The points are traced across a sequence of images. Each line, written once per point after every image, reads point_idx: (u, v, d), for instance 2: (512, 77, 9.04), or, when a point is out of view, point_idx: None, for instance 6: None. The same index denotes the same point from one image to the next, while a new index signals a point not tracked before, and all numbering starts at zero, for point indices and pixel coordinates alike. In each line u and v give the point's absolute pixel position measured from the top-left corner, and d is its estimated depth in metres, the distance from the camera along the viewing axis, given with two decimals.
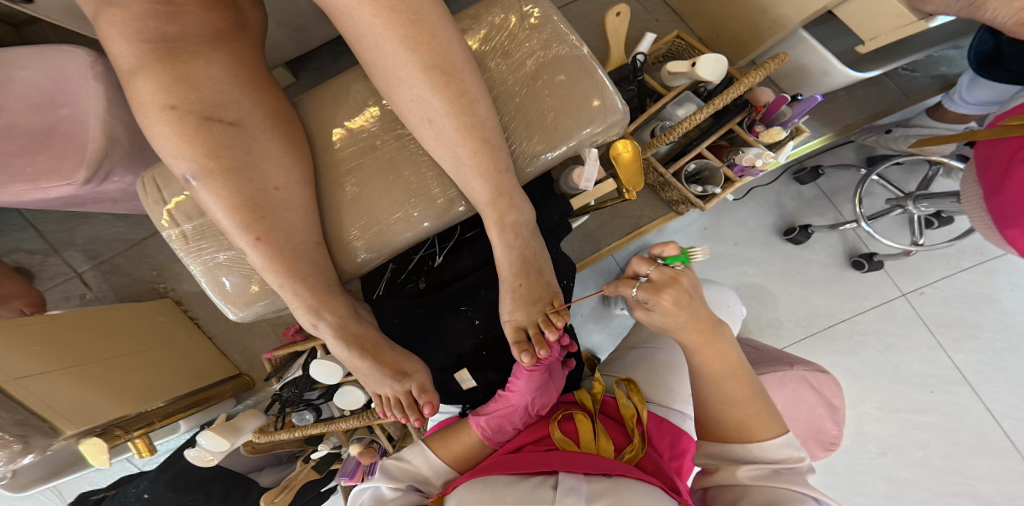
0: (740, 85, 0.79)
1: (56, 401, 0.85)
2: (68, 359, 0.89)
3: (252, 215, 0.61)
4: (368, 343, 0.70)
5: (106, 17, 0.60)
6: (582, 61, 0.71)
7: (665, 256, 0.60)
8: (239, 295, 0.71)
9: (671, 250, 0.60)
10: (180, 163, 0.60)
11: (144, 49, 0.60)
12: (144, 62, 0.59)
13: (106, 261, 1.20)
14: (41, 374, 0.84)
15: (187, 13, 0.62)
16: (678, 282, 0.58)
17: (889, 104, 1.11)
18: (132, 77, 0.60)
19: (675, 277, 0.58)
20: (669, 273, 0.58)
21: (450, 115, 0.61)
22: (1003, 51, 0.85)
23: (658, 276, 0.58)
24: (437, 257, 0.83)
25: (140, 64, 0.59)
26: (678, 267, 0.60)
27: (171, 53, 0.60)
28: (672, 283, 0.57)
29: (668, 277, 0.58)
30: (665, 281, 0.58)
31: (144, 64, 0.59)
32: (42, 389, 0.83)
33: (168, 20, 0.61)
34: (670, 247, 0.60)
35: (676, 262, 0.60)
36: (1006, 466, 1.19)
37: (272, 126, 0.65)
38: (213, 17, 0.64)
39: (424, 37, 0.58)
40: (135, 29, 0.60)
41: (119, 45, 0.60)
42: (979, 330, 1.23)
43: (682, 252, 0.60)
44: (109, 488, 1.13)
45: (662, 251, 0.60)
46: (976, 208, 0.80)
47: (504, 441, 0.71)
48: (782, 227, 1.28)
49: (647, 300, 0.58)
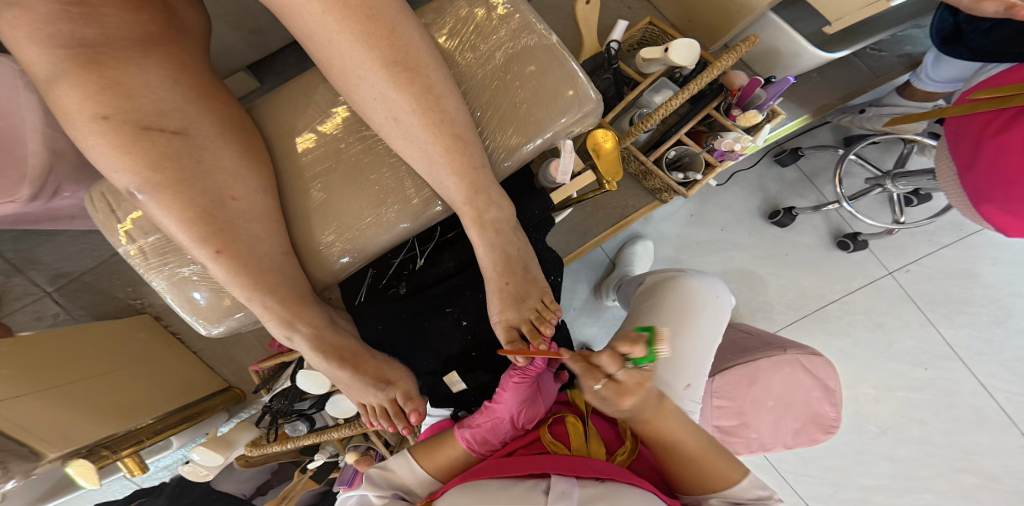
0: (714, 68, 0.78)
1: (34, 424, 0.82)
2: (39, 383, 0.86)
3: (209, 227, 0.59)
4: (346, 352, 0.68)
5: (10, 20, 0.56)
6: (551, 51, 0.68)
7: (632, 357, 0.54)
8: (211, 310, 0.69)
9: (638, 352, 0.53)
10: (122, 177, 0.57)
11: (61, 55, 0.56)
12: (66, 69, 0.56)
13: (75, 279, 1.16)
14: (15, 397, 0.81)
15: (107, 15, 0.58)
16: (643, 387, 0.55)
17: (860, 83, 1.08)
18: (54, 86, 0.56)
19: (641, 383, 0.54)
20: (637, 379, 0.54)
21: (416, 112, 0.59)
22: (962, 29, 0.82)
23: (626, 379, 0.54)
24: (418, 260, 0.81)
25: (60, 71, 0.56)
26: (644, 368, 0.54)
27: (95, 59, 0.57)
28: (636, 391, 0.54)
29: (636, 383, 0.54)
30: (631, 386, 0.54)
31: (66, 71, 0.56)
32: (16, 413, 0.80)
33: (89, 22, 0.57)
34: (636, 348, 0.53)
35: (643, 363, 0.54)
36: (1004, 439, 1.20)
37: (223, 134, 0.62)
38: (141, 19, 0.60)
39: (383, 33, 0.56)
40: (47, 33, 0.56)
41: (30, 51, 0.56)
42: (967, 305, 1.24)
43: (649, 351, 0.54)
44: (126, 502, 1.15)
45: (629, 351, 0.54)
46: (951, 185, 0.79)
47: (491, 453, 0.69)
48: (766, 210, 1.27)
49: (609, 398, 0.55)
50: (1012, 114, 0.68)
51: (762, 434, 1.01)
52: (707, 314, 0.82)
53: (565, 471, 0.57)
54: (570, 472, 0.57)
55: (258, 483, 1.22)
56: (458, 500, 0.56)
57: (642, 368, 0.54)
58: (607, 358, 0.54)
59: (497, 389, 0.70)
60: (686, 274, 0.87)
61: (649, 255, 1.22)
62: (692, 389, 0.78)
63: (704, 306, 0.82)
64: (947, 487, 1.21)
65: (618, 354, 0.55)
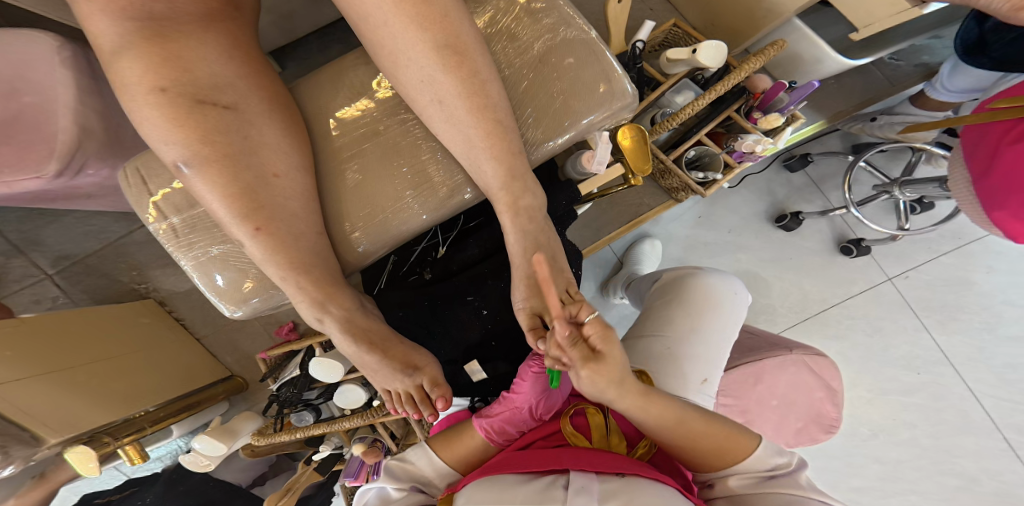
0: (740, 71, 0.80)
1: (38, 409, 0.80)
2: (43, 366, 0.84)
3: (251, 204, 0.59)
4: (376, 336, 0.68)
5: None
6: (590, 45, 0.69)
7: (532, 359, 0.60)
8: (233, 292, 0.68)
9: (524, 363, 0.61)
10: (170, 150, 0.57)
11: (130, 27, 0.56)
12: (128, 41, 0.56)
13: (80, 262, 1.14)
14: (17, 380, 0.78)
15: None
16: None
17: (874, 92, 1.12)
18: (115, 59, 0.56)
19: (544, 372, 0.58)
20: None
21: (463, 96, 0.59)
22: (986, 38, 0.85)
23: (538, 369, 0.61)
24: (440, 247, 0.81)
25: (124, 43, 0.56)
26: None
27: (158, 32, 0.57)
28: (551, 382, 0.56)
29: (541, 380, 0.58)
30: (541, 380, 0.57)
31: (131, 43, 0.56)
32: (20, 396, 0.78)
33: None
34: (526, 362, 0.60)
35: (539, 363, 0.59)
36: (988, 444, 1.24)
37: (270, 111, 0.62)
38: None
39: (435, 16, 0.57)
40: (115, 5, 0.56)
41: (98, 23, 0.57)
42: (960, 312, 1.28)
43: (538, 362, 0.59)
44: (115, 492, 1.13)
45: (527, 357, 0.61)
46: (963, 192, 0.83)
47: (509, 442, 0.69)
48: (773, 214, 1.30)
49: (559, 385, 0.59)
50: None
51: (765, 433, 1.03)
52: (724, 312, 0.83)
53: (585, 466, 0.57)
54: (590, 468, 0.57)
55: (254, 473, 1.20)
56: (476, 496, 0.56)
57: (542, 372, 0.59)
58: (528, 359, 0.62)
59: (515, 379, 0.72)
60: (701, 272, 0.88)
61: (657, 253, 1.24)
62: (707, 384, 0.77)
63: (721, 304, 0.83)
64: (932, 489, 1.24)
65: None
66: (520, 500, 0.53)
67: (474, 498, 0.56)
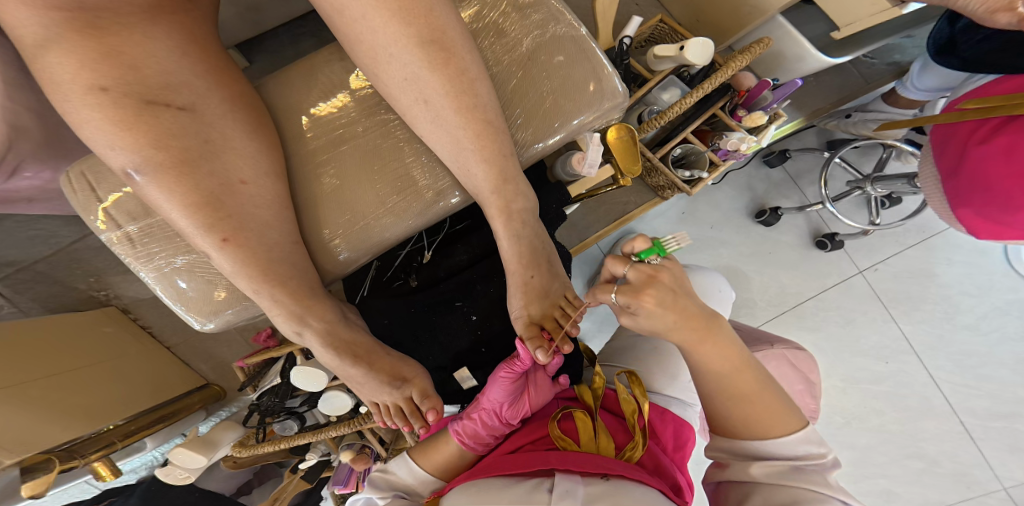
0: (728, 69, 0.79)
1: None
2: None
3: (214, 213, 0.55)
4: (357, 347, 0.65)
5: None
6: (579, 43, 0.67)
7: (637, 252, 0.53)
8: (202, 303, 0.64)
9: (640, 243, 0.53)
10: (119, 156, 0.53)
11: (57, 18, 0.51)
12: (61, 34, 0.51)
13: (25, 269, 1.06)
14: None
15: None
16: (658, 281, 0.50)
17: (851, 89, 1.14)
18: (45, 53, 0.51)
19: (654, 275, 0.50)
20: (646, 269, 0.51)
21: (447, 95, 0.57)
22: (957, 39, 0.87)
23: (636, 274, 0.51)
24: (426, 252, 0.77)
25: (55, 36, 0.51)
26: (654, 260, 0.53)
27: (95, 24, 0.52)
28: (652, 283, 0.50)
29: (646, 274, 0.51)
30: (644, 281, 0.50)
31: (61, 36, 0.51)
32: None
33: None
34: (636, 241, 0.53)
35: (651, 255, 0.53)
36: (947, 428, 1.29)
37: (233, 111, 0.58)
38: None
39: (419, 11, 0.54)
40: None
41: (21, 13, 0.51)
42: (925, 302, 1.32)
43: (654, 243, 0.53)
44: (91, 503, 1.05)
45: (633, 245, 0.54)
46: (936, 190, 0.85)
47: (483, 446, 0.67)
48: (753, 209, 1.32)
49: (629, 303, 0.50)
50: (999, 122, 0.73)
51: None
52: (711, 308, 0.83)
53: (570, 468, 0.55)
54: (576, 469, 0.55)
55: (240, 482, 1.16)
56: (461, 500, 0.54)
57: (651, 261, 0.53)
58: (609, 260, 0.53)
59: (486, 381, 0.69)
60: (689, 269, 0.88)
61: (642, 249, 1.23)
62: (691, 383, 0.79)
63: (706, 301, 0.82)
64: (899, 473, 1.29)
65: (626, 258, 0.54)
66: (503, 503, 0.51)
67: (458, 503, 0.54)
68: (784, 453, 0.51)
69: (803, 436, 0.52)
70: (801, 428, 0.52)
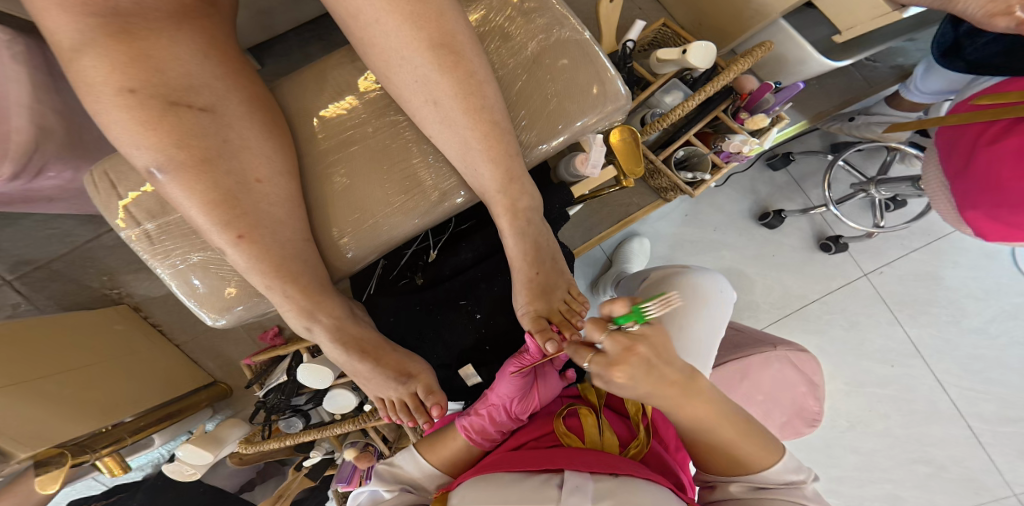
0: (729, 72, 0.81)
1: (13, 419, 0.75)
2: (19, 375, 0.80)
3: (232, 211, 0.57)
4: (366, 344, 0.66)
5: None
6: (584, 47, 0.69)
7: (615, 317, 0.51)
8: (215, 299, 0.66)
9: (620, 309, 0.50)
10: (142, 155, 0.54)
11: (91, 23, 0.53)
12: (89, 38, 0.53)
13: (43, 267, 1.08)
14: None
15: None
16: (635, 354, 0.49)
17: (855, 93, 1.15)
18: (79, 56, 0.53)
19: (628, 349, 0.49)
20: (621, 343, 0.49)
21: (457, 98, 0.58)
22: (961, 42, 0.87)
23: (611, 348, 0.50)
24: (431, 251, 0.80)
25: (84, 39, 0.53)
26: (631, 327, 0.51)
27: (123, 28, 0.54)
28: (626, 360, 0.49)
29: (622, 349, 0.49)
30: (619, 356, 0.49)
31: (94, 40, 0.53)
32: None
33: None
34: (617, 307, 0.51)
35: (629, 321, 0.51)
36: (954, 432, 1.29)
37: (250, 112, 0.60)
38: None
39: (430, 15, 0.55)
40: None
41: (54, 17, 0.53)
42: (930, 306, 1.32)
43: (634, 308, 0.50)
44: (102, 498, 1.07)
45: (611, 310, 0.51)
46: (941, 193, 0.85)
47: (490, 441, 0.68)
48: (756, 212, 1.32)
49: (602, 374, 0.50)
50: (1003, 126, 0.74)
51: None
52: (711, 309, 0.83)
53: (579, 465, 0.55)
54: (585, 466, 0.56)
55: (242, 480, 1.17)
56: (472, 496, 0.55)
57: (627, 329, 0.51)
58: (588, 324, 0.52)
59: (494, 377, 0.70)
60: (689, 270, 0.87)
61: (645, 251, 1.24)
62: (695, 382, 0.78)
63: (705, 304, 0.83)
64: (905, 477, 1.28)
65: (604, 320, 0.52)
66: (514, 501, 0.52)
67: (468, 499, 0.55)
68: (769, 482, 0.56)
69: (784, 467, 0.56)
70: (783, 460, 0.56)
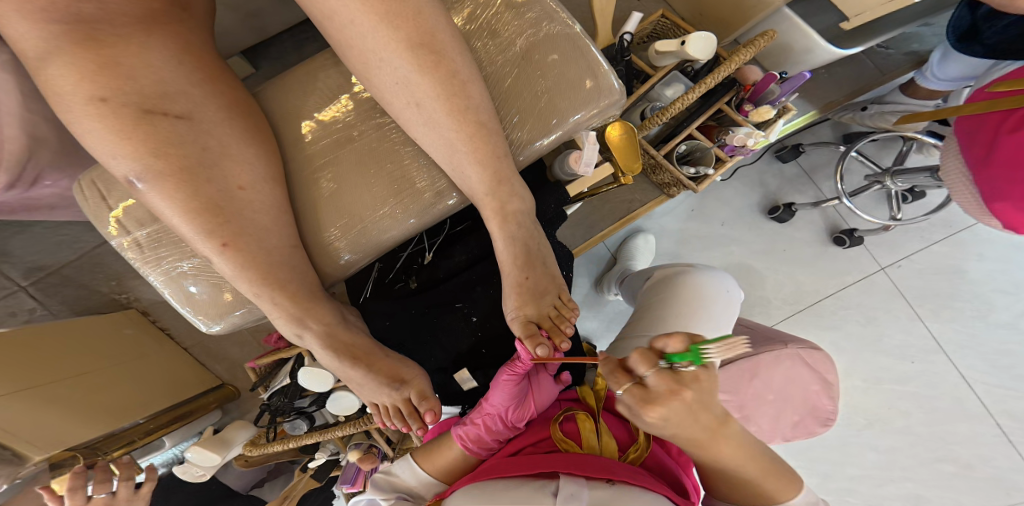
0: (730, 63, 0.77)
1: (26, 424, 0.76)
2: (37, 379, 0.82)
3: (214, 219, 0.56)
4: (357, 350, 0.66)
5: None
6: (574, 40, 0.66)
7: (668, 353, 0.47)
8: (210, 306, 0.66)
9: (675, 346, 0.46)
10: (120, 164, 0.54)
11: (55, 30, 0.53)
12: (59, 47, 0.53)
13: (54, 273, 1.10)
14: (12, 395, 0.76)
15: None
16: (679, 397, 0.45)
17: (866, 81, 1.10)
18: (45, 65, 0.53)
19: (676, 392, 0.45)
20: (669, 385, 0.45)
21: (439, 99, 0.57)
22: (980, 26, 0.83)
23: (656, 385, 0.46)
24: (427, 253, 0.78)
25: (53, 48, 0.53)
26: (683, 367, 0.46)
27: (90, 36, 0.53)
28: (667, 402, 0.45)
29: (667, 391, 0.45)
30: (662, 397, 0.45)
31: (59, 48, 0.53)
32: (12, 412, 0.75)
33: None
34: (672, 342, 0.46)
35: (682, 361, 0.46)
36: (982, 431, 1.24)
37: (229, 119, 0.59)
38: None
39: (407, 14, 0.54)
40: (36, 6, 0.53)
41: (21, 27, 0.53)
42: (954, 300, 1.27)
43: (691, 349, 0.46)
44: None
45: (665, 344, 0.47)
46: (961, 183, 0.81)
47: (486, 451, 0.67)
48: (765, 206, 1.28)
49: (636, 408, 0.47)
50: None
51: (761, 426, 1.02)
52: (719, 307, 0.80)
53: (575, 471, 0.54)
54: (581, 472, 0.54)
55: (253, 478, 1.17)
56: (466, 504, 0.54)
57: (677, 368, 0.46)
58: (636, 356, 0.47)
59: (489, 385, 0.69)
60: (694, 270, 0.85)
61: (651, 247, 1.22)
62: None
63: (715, 299, 0.80)
64: (928, 476, 1.24)
65: (654, 355, 0.48)
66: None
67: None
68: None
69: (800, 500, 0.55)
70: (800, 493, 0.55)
